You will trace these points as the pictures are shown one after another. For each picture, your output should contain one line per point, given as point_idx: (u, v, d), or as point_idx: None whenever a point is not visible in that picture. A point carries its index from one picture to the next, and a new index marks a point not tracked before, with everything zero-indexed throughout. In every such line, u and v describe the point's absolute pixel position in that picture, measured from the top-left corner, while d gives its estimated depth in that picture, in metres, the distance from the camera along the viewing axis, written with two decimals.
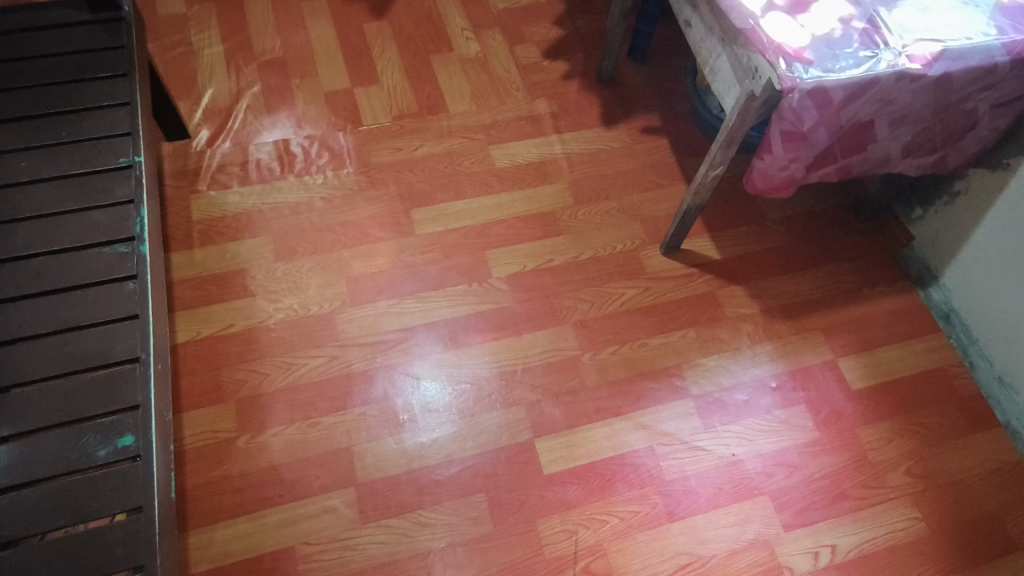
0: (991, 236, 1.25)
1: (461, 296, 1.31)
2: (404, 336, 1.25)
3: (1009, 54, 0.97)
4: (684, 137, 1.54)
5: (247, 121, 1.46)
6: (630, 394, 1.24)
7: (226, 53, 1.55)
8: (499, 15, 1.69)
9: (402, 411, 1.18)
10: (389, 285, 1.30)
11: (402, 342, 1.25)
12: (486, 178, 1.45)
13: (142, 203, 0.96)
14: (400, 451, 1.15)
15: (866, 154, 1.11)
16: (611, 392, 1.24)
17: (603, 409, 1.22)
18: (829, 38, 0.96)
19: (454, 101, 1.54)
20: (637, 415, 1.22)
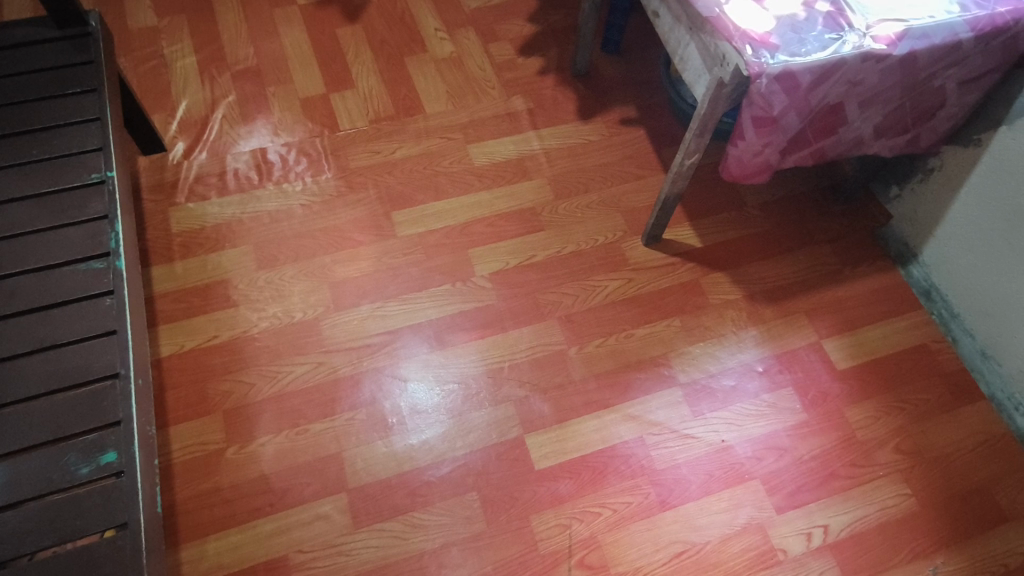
0: (967, 212, 1.26)
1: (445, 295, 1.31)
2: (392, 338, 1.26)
3: (973, 30, 0.99)
4: (661, 127, 1.54)
5: (223, 131, 1.45)
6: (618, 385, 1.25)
7: (199, 63, 1.54)
8: (471, 14, 1.69)
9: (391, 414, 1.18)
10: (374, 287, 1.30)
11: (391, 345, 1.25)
12: (466, 177, 1.45)
13: (116, 218, 0.96)
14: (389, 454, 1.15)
15: (838, 136, 1.12)
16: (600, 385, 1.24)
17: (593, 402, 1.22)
18: (794, 22, 0.97)
19: (430, 102, 1.54)
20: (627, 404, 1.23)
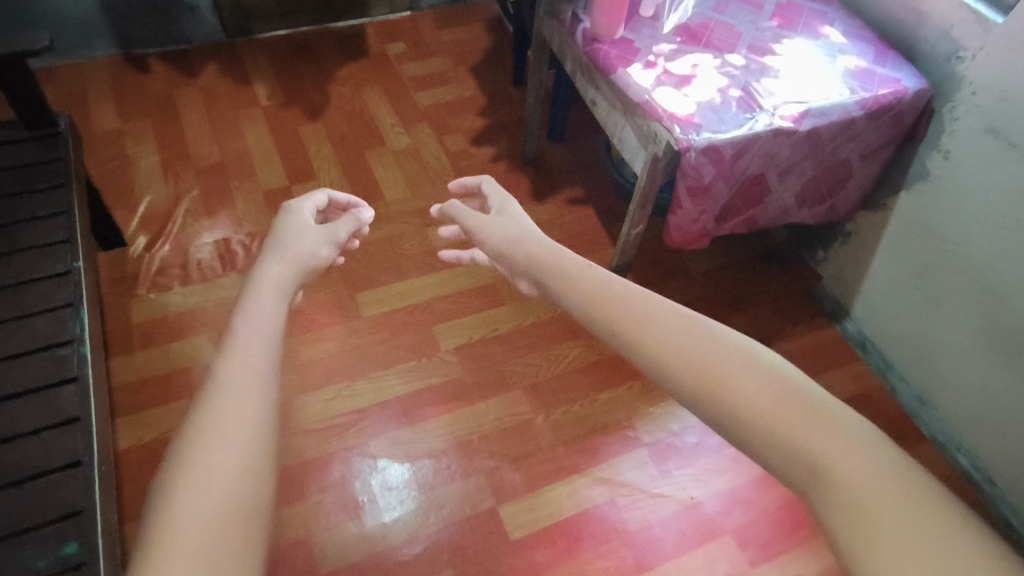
0: (883, 268, 1.41)
1: (361, 206, 1.04)
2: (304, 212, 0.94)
3: (863, 109, 1.15)
4: (606, 205, 1.67)
5: (186, 223, 1.49)
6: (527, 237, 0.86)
7: (162, 162, 1.60)
8: (425, 110, 1.83)
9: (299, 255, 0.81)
10: (302, 202, 0.98)
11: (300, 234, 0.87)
12: (427, 259, 1.52)
13: (81, 306, 0.96)
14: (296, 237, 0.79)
15: (764, 205, 1.25)
16: (500, 224, 0.91)
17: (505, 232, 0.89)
18: (713, 104, 1.10)
19: (390, 190, 1.63)
20: (511, 201, 1.02)
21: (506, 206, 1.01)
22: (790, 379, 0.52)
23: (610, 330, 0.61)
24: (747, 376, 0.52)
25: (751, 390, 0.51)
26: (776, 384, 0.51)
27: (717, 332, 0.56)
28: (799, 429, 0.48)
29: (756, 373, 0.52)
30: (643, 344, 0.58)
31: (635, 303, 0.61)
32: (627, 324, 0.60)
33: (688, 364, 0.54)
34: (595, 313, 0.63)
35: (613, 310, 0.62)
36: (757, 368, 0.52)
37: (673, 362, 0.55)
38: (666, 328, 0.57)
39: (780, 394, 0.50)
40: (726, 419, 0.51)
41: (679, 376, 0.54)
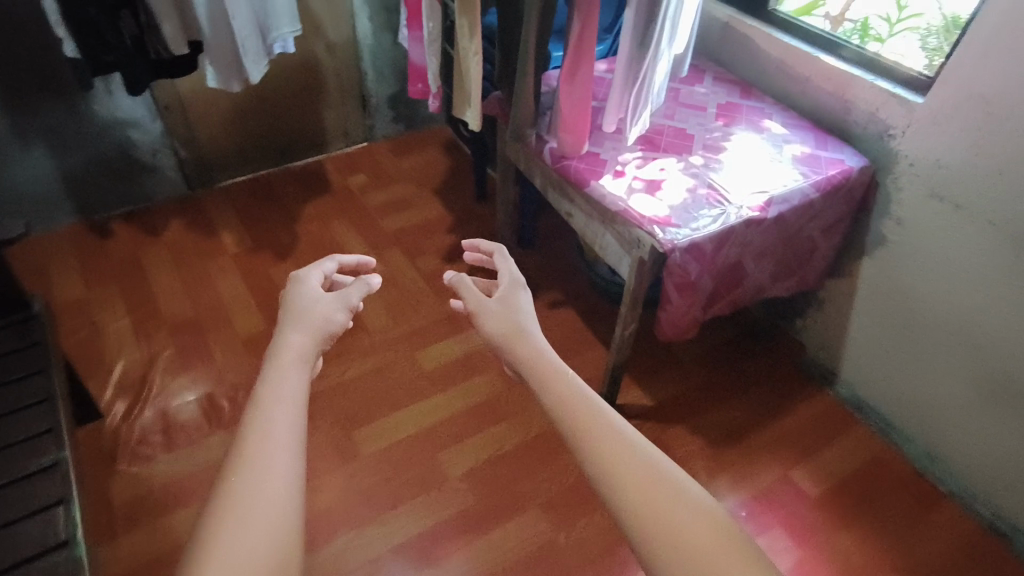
0: (863, 330, 1.47)
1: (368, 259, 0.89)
2: (312, 282, 0.78)
3: (817, 190, 1.23)
4: (587, 305, 1.70)
5: (164, 384, 1.42)
6: (525, 329, 0.80)
7: (133, 323, 1.55)
8: (395, 236, 1.87)
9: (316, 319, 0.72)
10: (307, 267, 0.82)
11: (320, 301, 0.74)
12: (419, 385, 1.49)
13: (72, 501, 0.89)
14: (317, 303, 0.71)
15: (745, 288, 1.30)
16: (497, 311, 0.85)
17: (510, 318, 0.82)
18: (685, 204, 1.16)
19: (372, 320, 1.63)
20: (521, 283, 0.90)
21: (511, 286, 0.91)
22: (716, 513, 0.53)
23: (568, 438, 0.61)
24: (675, 505, 0.53)
25: (676, 515, 0.52)
26: (699, 514, 0.52)
27: (658, 456, 0.58)
28: (711, 559, 0.50)
29: (685, 502, 0.53)
30: (598, 457, 0.57)
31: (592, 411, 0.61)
32: (583, 433, 0.60)
33: (626, 483, 0.55)
34: (557, 413, 0.63)
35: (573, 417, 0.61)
36: (683, 498, 0.54)
37: (609, 475, 0.56)
38: (614, 445, 0.58)
39: (716, 532, 0.52)
40: (649, 540, 0.52)
41: (615, 491, 0.55)
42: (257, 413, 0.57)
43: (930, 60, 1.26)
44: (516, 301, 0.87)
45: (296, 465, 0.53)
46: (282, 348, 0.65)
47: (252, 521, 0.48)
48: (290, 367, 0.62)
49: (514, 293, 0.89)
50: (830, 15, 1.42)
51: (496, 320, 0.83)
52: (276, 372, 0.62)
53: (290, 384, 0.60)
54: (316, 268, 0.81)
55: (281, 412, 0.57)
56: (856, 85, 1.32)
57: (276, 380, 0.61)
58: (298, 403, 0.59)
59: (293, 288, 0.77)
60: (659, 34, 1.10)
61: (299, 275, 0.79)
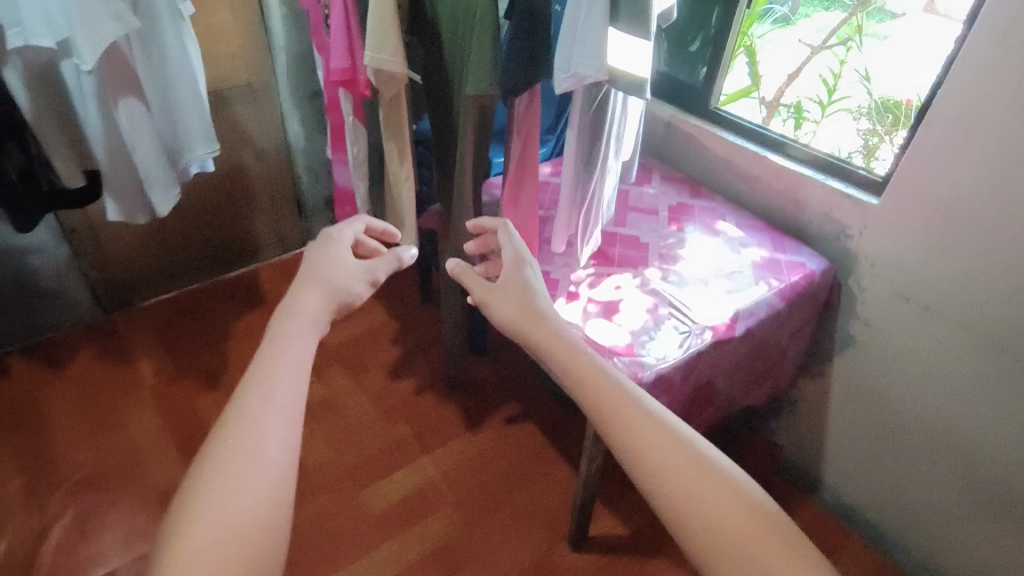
0: (842, 432, 1.39)
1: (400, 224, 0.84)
2: (343, 243, 0.74)
3: (783, 299, 1.16)
4: (547, 418, 1.57)
5: (57, 564, 1.20)
6: (539, 309, 0.69)
7: (25, 485, 1.34)
8: (336, 350, 1.72)
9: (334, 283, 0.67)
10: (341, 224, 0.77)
11: (336, 269, 0.69)
12: (365, 533, 1.32)
13: None
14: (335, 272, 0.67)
15: (717, 405, 1.20)
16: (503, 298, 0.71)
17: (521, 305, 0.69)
18: (647, 329, 1.07)
19: (310, 455, 1.46)
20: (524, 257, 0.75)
21: (514, 260, 0.77)
22: (761, 498, 0.48)
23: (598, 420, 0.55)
24: (718, 490, 0.48)
25: (719, 507, 0.47)
26: (743, 503, 0.47)
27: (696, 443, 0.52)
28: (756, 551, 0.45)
29: (729, 490, 0.48)
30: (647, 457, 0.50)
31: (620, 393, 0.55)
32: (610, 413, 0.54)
33: (662, 469, 0.49)
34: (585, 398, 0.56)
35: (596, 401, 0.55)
36: (727, 485, 0.48)
37: (643, 459, 0.50)
38: (648, 425, 0.52)
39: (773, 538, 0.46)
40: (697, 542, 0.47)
41: (653, 475, 0.49)
42: (254, 379, 0.52)
43: (864, 160, 1.26)
44: (521, 280, 0.73)
45: (290, 441, 0.49)
46: (285, 314, 0.60)
47: (238, 496, 0.44)
48: (289, 336, 0.57)
49: (516, 268, 0.75)
50: (765, 100, 1.45)
51: (504, 300, 0.72)
52: (276, 340, 0.56)
53: (292, 352, 0.55)
54: (348, 229, 0.77)
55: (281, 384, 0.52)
56: (807, 185, 1.28)
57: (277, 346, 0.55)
58: (295, 374, 0.53)
59: (313, 249, 0.71)
60: (605, 154, 1.04)
61: (322, 237, 0.74)
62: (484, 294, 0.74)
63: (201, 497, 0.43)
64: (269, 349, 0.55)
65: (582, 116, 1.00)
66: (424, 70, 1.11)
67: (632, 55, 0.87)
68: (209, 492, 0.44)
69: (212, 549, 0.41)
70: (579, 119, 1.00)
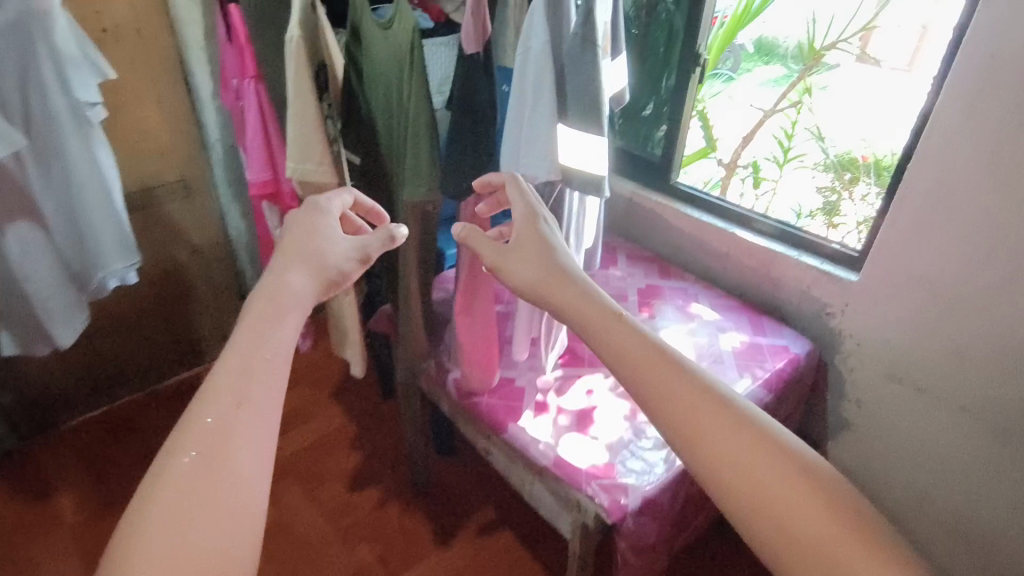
0: None
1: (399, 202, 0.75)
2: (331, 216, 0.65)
3: (767, 389, 1.06)
4: (526, 522, 1.42)
5: None
6: (565, 270, 0.63)
7: None
8: (288, 461, 1.56)
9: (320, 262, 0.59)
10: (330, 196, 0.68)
11: (327, 245, 0.61)
12: None
13: None
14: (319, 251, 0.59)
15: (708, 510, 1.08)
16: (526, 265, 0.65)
17: (541, 266, 0.64)
18: (626, 443, 0.95)
19: None
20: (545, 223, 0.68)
21: (527, 221, 0.70)
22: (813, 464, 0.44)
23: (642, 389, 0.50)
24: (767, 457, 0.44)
25: (772, 479, 0.43)
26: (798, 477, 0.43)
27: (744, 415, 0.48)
28: (812, 526, 0.41)
29: (780, 463, 0.44)
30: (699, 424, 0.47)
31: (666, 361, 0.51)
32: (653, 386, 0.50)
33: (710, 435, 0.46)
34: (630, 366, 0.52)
35: (638, 370, 0.51)
36: (783, 458, 0.44)
37: (692, 431, 0.47)
38: (698, 395, 0.48)
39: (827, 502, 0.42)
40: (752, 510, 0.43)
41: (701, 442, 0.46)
42: (238, 363, 0.46)
43: (828, 218, 1.33)
44: (538, 240, 0.67)
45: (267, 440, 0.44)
46: (268, 288, 0.54)
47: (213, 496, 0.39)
48: (282, 316, 0.51)
49: (530, 228, 0.69)
50: (722, 162, 1.50)
51: (521, 261, 0.66)
52: (263, 315, 0.50)
53: (280, 336, 0.50)
54: (336, 201, 0.68)
55: (271, 376, 0.47)
56: (780, 262, 1.21)
57: (260, 323, 0.49)
58: (281, 363, 0.48)
59: (300, 218, 0.63)
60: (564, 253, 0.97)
61: (310, 206, 0.65)
62: (496, 258, 0.67)
63: (169, 492, 0.39)
64: (248, 327, 0.49)
65: None
66: (368, 158, 1.04)
67: (579, 151, 0.87)
68: (175, 490, 0.39)
69: (175, 564, 0.36)
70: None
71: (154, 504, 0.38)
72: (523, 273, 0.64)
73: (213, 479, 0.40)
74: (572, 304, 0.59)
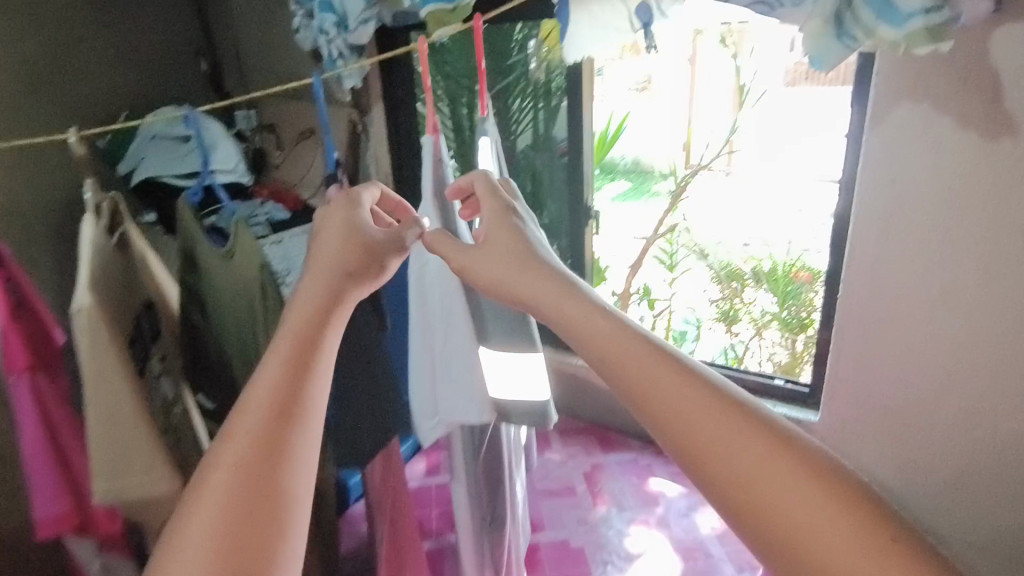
0: None
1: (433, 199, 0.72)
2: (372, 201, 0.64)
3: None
4: None
5: None
6: (532, 254, 0.56)
7: None
8: None
9: (360, 244, 0.58)
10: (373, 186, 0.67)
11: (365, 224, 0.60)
12: None
13: None
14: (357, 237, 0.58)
15: None
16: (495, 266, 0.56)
17: (502, 258, 0.56)
18: None
19: None
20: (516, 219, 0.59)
21: (494, 208, 0.61)
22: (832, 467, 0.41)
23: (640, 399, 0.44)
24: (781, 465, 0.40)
25: (786, 484, 0.39)
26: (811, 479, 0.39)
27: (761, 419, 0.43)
28: (833, 533, 0.37)
29: (792, 464, 0.40)
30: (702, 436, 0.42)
31: (614, 326, 0.48)
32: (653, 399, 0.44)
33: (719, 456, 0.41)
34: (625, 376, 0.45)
35: (612, 355, 0.46)
36: (792, 458, 0.40)
37: (690, 441, 0.42)
38: (702, 397, 0.43)
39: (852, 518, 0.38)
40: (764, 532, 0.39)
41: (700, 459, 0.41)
42: (290, 348, 0.48)
43: None
44: (506, 235, 0.58)
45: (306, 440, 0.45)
46: (313, 279, 0.54)
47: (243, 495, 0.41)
48: (334, 312, 0.52)
49: (499, 219, 0.59)
50: None
51: (486, 257, 0.57)
52: (308, 312, 0.51)
53: (331, 331, 0.51)
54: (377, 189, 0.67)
55: (321, 369, 0.48)
56: None
57: (308, 314, 0.51)
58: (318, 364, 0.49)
59: (330, 209, 0.61)
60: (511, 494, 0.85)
61: (341, 198, 0.62)
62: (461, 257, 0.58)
63: (210, 486, 0.41)
64: (294, 323, 0.50)
65: (472, 468, 0.82)
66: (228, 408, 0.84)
67: (510, 378, 0.75)
68: (214, 482, 0.41)
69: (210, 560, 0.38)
70: (466, 473, 0.81)
71: (196, 500, 0.41)
72: (488, 269, 0.56)
73: (261, 466, 0.42)
74: (528, 286, 0.53)
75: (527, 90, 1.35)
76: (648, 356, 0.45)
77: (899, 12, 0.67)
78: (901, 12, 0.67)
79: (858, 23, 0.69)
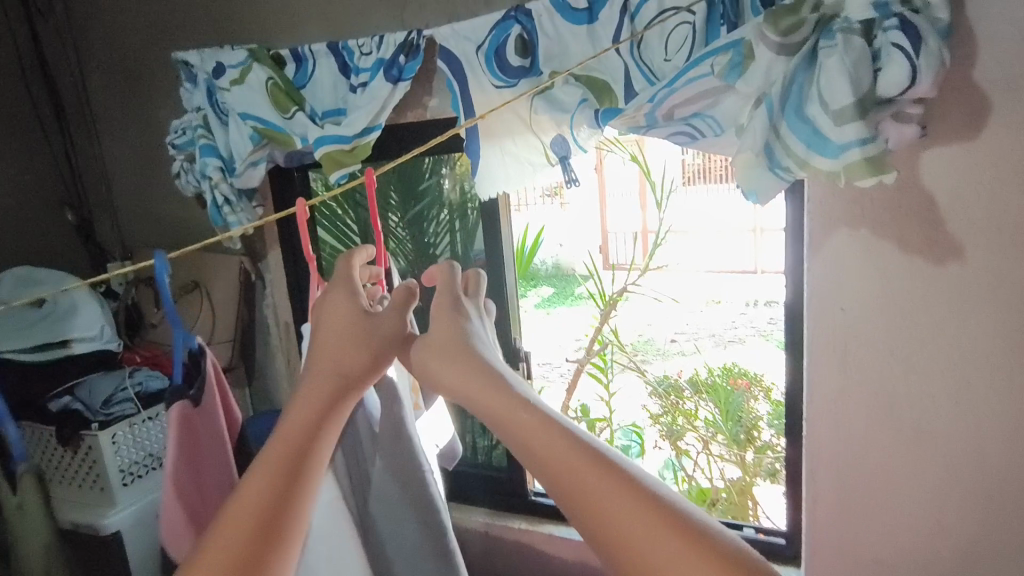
0: None
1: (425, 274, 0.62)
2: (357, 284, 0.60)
3: None
4: None
5: None
6: (494, 375, 0.53)
7: None
8: None
9: (343, 337, 0.57)
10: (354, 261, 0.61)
11: (351, 313, 0.58)
12: None
13: None
14: (342, 330, 0.57)
15: None
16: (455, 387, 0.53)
17: (449, 360, 0.55)
18: None
19: None
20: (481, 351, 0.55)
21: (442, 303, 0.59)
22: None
23: (591, 512, 0.45)
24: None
25: None
26: None
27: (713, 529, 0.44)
28: None
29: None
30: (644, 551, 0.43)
31: (535, 417, 0.49)
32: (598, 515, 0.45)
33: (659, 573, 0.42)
34: (577, 485, 0.46)
35: (546, 458, 0.47)
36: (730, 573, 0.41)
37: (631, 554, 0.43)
38: (644, 505, 0.44)
39: None
40: None
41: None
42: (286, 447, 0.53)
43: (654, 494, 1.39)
44: (464, 359, 0.54)
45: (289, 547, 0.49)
46: (312, 380, 0.57)
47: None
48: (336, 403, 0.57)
49: (443, 318, 0.58)
50: None
51: (424, 357, 0.56)
52: (308, 415, 0.55)
53: (326, 437, 0.55)
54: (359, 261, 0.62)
55: (314, 463, 0.54)
56: None
57: (311, 411, 0.55)
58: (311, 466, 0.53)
59: (331, 296, 0.59)
60: None
61: (337, 282, 0.60)
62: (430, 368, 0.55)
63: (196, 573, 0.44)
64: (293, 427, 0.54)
65: None
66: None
67: None
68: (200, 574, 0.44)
69: None
70: None
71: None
72: (427, 372, 0.56)
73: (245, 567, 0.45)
74: (466, 392, 0.53)
75: (441, 216, 1.21)
76: (565, 444, 0.47)
77: (831, 144, 0.62)
78: (835, 145, 0.61)
79: (790, 154, 0.64)
